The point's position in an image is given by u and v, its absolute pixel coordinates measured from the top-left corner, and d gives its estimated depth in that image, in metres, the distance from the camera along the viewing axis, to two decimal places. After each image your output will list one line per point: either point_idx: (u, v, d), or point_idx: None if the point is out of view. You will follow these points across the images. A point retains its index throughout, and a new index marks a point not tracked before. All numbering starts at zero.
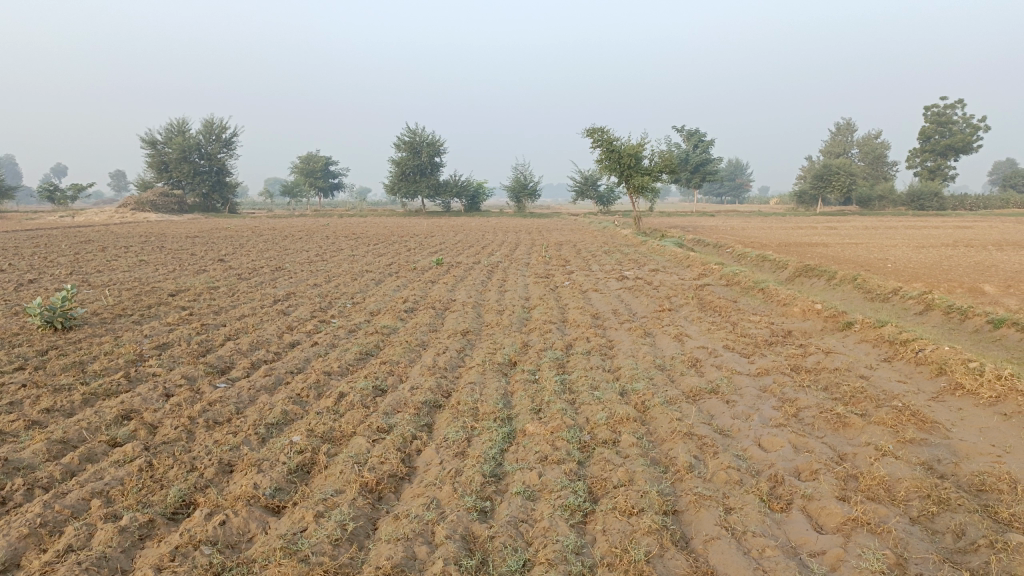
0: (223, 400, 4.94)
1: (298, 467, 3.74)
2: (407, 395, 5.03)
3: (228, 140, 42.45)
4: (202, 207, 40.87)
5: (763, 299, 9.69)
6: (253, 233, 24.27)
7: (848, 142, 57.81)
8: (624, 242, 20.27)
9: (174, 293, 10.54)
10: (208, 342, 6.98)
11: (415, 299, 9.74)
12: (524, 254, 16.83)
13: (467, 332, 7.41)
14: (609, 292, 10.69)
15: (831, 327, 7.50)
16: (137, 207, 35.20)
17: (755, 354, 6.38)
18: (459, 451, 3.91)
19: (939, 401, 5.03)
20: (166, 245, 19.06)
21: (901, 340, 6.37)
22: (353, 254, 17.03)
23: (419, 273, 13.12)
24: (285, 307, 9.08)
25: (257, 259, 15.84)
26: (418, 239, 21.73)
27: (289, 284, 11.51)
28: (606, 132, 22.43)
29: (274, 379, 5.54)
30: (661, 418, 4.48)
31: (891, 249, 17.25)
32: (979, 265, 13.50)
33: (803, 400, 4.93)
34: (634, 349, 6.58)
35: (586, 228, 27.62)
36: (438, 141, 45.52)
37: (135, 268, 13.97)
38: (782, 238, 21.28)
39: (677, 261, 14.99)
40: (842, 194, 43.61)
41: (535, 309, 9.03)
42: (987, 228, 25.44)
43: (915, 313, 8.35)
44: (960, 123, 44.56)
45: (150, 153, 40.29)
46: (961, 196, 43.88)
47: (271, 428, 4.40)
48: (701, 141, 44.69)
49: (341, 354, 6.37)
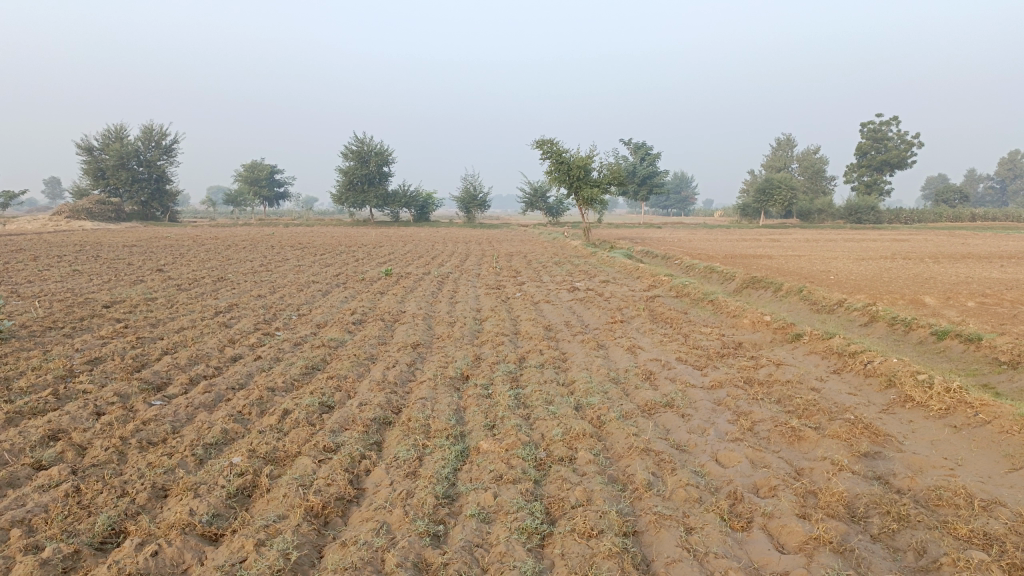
0: (158, 419, 4.67)
1: (238, 491, 3.53)
2: (355, 411, 4.84)
3: (169, 147, 41.37)
4: (141, 216, 39.66)
5: (713, 310, 9.75)
6: (195, 242, 23.60)
7: (789, 157, 59.42)
8: (574, 253, 20.37)
9: (109, 304, 10.09)
10: (144, 356, 6.64)
11: (363, 311, 9.51)
12: (474, 266, 16.70)
13: (418, 345, 7.23)
14: (561, 303, 10.65)
15: (781, 339, 7.56)
16: (72, 215, 33.97)
17: (708, 366, 6.36)
18: (410, 471, 3.75)
19: (890, 413, 5.07)
20: (102, 254, 18.38)
21: (849, 352, 6.44)
22: (299, 264, 16.67)
23: (367, 284, 12.88)
24: (228, 320, 8.77)
25: (199, 269, 15.36)
26: (366, 249, 21.41)
27: (233, 296, 11.14)
28: (555, 144, 22.50)
29: (214, 396, 5.28)
30: (616, 433, 4.40)
31: (832, 262, 17.66)
32: (918, 277, 13.88)
33: (757, 413, 4.91)
34: (588, 362, 6.50)
35: (535, 238, 27.69)
36: (386, 150, 45.20)
37: (68, 278, 13.38)
38: (728, 250, 21.63)
39: (627, 272, 15.07)
40: (783, 208, 44.67)
41: (486, 321, 8.90)
42: (921, 241, 26.30)
43: (860, 324, 8.50)
44: (895, 140, 46.20)
45: (86, 159, 38.96)
46: (896, 210, 45.37)
47: (210, 448, 4.16)
48: (648, 154, 45.33)
49: (286, 368, 6.13)
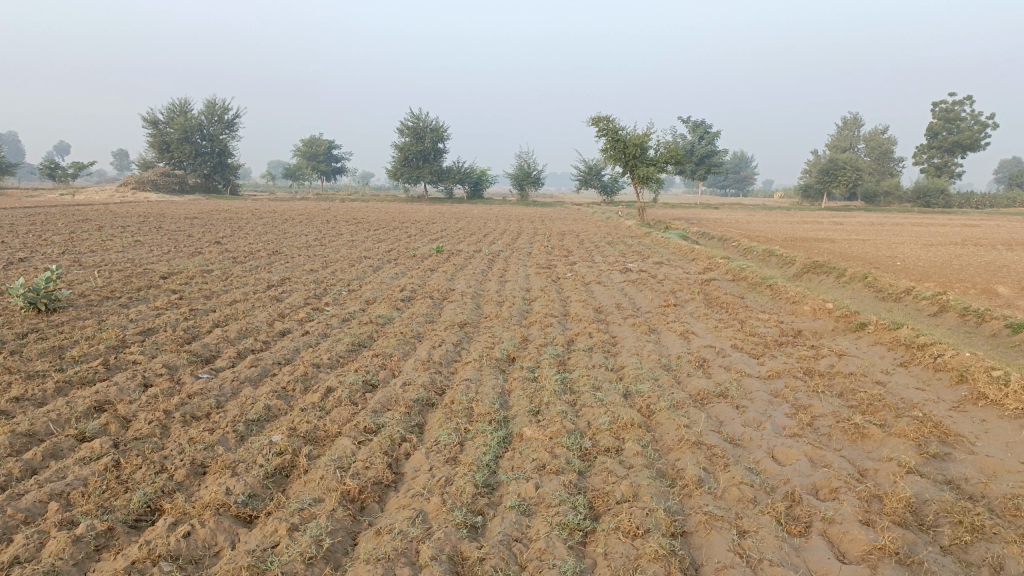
0: (203, 393, 4.66)
1: (275, 471, 3.47)
2: (398, 392, 4.76)
3: (231, 121, 42.12)
4: (203, 188, 40.56)
5: (771, 295, 9.40)
6: (252, 215, 23.98)
7: (855, 137, 57.37)
8: (628, 233, 20.02)
9: (166, 275, 10.26)
10: (194, 329, 6.69)
11: (413, 288, 9.45)
12: (526, 244, 16.52)
13: (465, 325, 7.12)
14: (613, 284, 10.41)
15: (843, 328, 7.21)
16: (138, 186, 34.92)
17: (765, 355, 6.10)
18: (451, 456, 3.64)
19: (960, 411, 4.76)
20: (163, 226, 18.79)
21: (918, 344, 6.09)
22: (352, 238, 16.75)
23: (418, 260, 12.85)
24: (279, 293, 8.81)
25: (255, 242, 15.57)
26: (419, 225, 21.41)
27: (285, 269, 11.22)
28: (611, 121, 22.06)
29: (260, 371, 5.26)
30: (666, 424, 4.20)
31: (899, 247, 16.92)
32: (991, 266, 13.18)
33: (817, 407, 4.65)
34: (639, 347, 6.29)
35: (589, 217, 27.34)
36: (442, 126, 45.16)
37: (129, 248, 13.69)
38: (788, 232, 20.95)
39: (682, 254, 14.70)
40: (848, 189, 43.17)
41: (536, 301, 8.73)
42: (995, 226, 25.06)
43: (928, 314, 8.07)
44: (969, 120, 44.14)
45: (152, 133, 39.93)
46: (968, 194, 43.44)
47: (252, 425, 4.13)
48: (707, 133, 44.23)
49: (332, 345, 6.09)
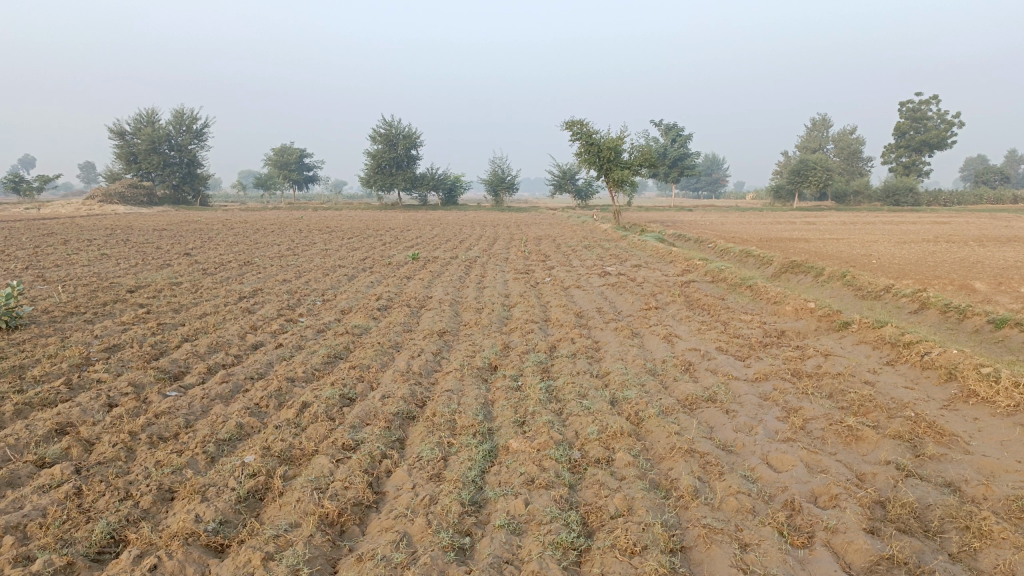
0: (170, 412, 4.44)
1: (249, 494, 3.27)
2: (377, 405, 4.57)
3: (200, 131, 41.54)
4: (173, 199, 39.88)
5: (752, 296, 9.34)
6: (222, 225, 23.54)
7: (824, 138, 58.08)
8: (604, 236, 19.96)
9: (133, 289, 9.95)
10: (163, 344, 6.43)
11: (389, 297, 9.25)
12: (502, 250, 16.37)
13: (444, 333, 6.95)
14: (592, 288, 10.30)
15: (827, 328, 7.14)
16: (105, 199, 34.21)
17: (751, 357, 6.00)
18: (435, 473, 3.46)
19: (952, 410, 4.68)
20: (132, 238, 18.33)
21: (904, 342, 6.02)
22: (326, 248, 16.48)
23: (394, 268, 12.65)
24: (251, 305, 8.56)
25: (226, 253, 15.24)
26: (394, 233, 21.19)
27: (258, 280, 10.94)
28: (585, 125, 22.02)
29: (231, 387, 5.04)
30: (657, 432, 4.07)
31: (873, 245, 17.04)
32: (965, 262, 13.26)
33: (808, 410, 4.55)
34: (623, 352, 6.16)
35: (564, 222, 27.27)
36: (414, 133, 44.88)
37: (96, 262, 13.30)
38: (762, 233, 21.05)
39: (659, 257, 14.63)
40: (819, 189, 43.61)
41: (515, 307, 8.57)
42: (965, 223, 25.43)
43: (909, 312, 8.04)
44: (935, 119, 44.85)
45: (119, 144, 39.19)
46: (935, 192, 44.11)
47: (223, 445, 3.92)
48: (679, 136, 44.42)
49: (307, 358, 5.88)
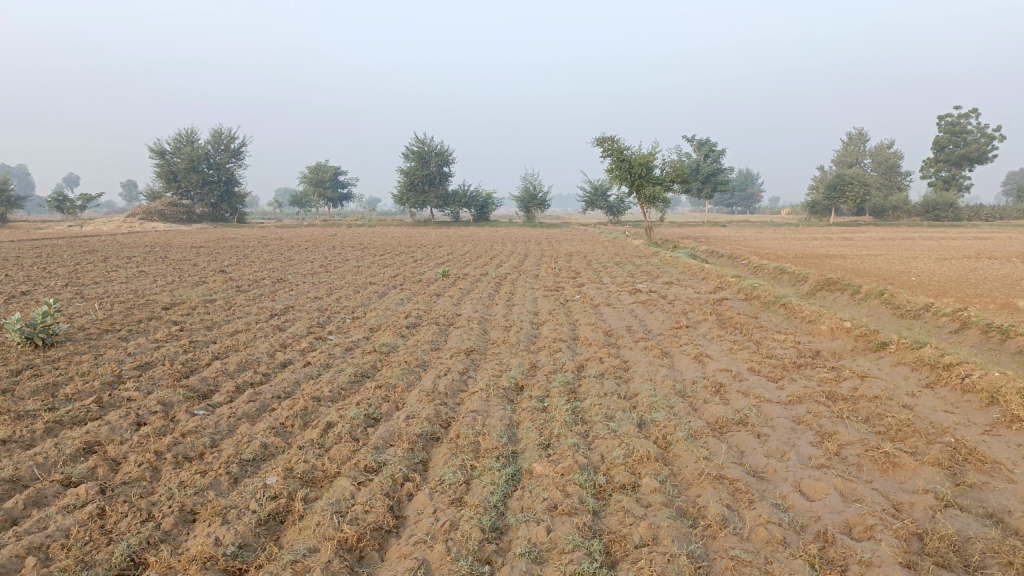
0: (197, 432, 4.46)
1: (269, 517, 3.25)
2: (401, 426, 4.54)
3: (237, 150, 42.33)
4: (211, 217, 40.62)
5: (786, 315, 9.16)
6: (258, 243, 23.86)
7: (861, 152, 57.24)
8: (636, 253, 19.82)
9: (168, 306, 10.10)
10: (193, 362, 6.49)
11: (418, 314, 9.25)
12: (533, 266, 16.35)
13: (472, 352, 6.91)
14: (622, 306, 10.21)
15: (863, 348, 6.96)
16: (145, 217, 34.95)
17: (783, 378, 5.86)
18: (456, 497, 3.41)
19: (994, 435, 4.50)
20: (169, 255, 18.66)
21: (944, 364, 5.84)
22: (358, 265, 16.60)
23: (424, 285, 12.66)
24: (282, 323, 8.62)
25: (260, 270, 15.43)
26: (425, 250, 21.27)
27: (289, 297, 11.03)
28: (616, 141, 21.97)
29: (258, 406, 5.05)
30: (685, 456, 3.97)
31: (911, 262, 16.69)
32: (1008, 279, 12.88)
33: (843, 435, 4.41)
34: (652, 372, 6.06)
35: (596, 238, 27.15)
36: (446, 150, 45.21)
37: (133, 279, 13.54)
38: (797, 249, 20.73)
39: (691, 274, 14.47)
40: (856, 205, 42.92)
41: (544, 326, 8.51)
42: (1008, 239, 24.79)
43: (950, 332, 7.81)
44: (976, 132, 43.96)
45: (159, 163, 40.06)
46: (977, 206, 43.12)
47: (247, 466, 3.92)
48: (712, 151, 44.09)
49: (334, 376, 5.88)
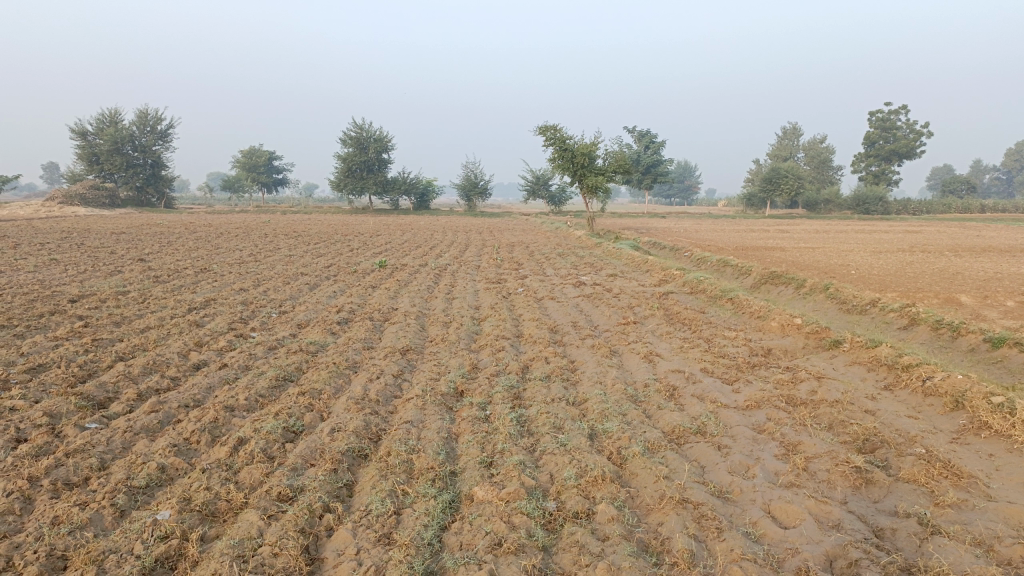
0: (84, 452, 3.85)
1: (157, 563, 2.72)
2: (325, 441, 4.01)
3: (164, 132, 40.46)
4: (137, 202, 38.78)
5: (733, 309, 8.93)
6: (185, 229, 22.71)
7: (795, 146, 58.50)
8: (578, 244, 19.53)
9: (76, 298, 9.25)
10: (92, 364, 5.80)
11: (351, 309, 8.68)
12: (473, 257, 15.85)
13: (407, 351, 6.40)
14: (566, 300, 9.84)
15: (815, 346, 6.71)
16: (65, 201, 33.07)
17: (738, 380, 5.54)
18: (385, 533, 2.92)
19: (963, 444, 4.25)
20: (86, 243, 17.47)
21: (902, 365, 5.60)
22: (291, 254, 15.80)
23: (359, 277, 12.03)
24: (200, 318, 7.91)
25: (183, 259, 14.50)
26: (362, 239, 20.47)
27: (212, 289, 10.29)
28: (558, 130, 21.59)
29: (161, 419, 4.44)
30: (642, 476, 3.56)
31: (849, 255, 16.81)
32: (944, 273, 13.00)
33: (808, 447, 4.08)
34: (601, 374, 5.66)
35: (537, 228, 26.73)
36: (386, 137, 44.21)
37: (43, 268, 12.51)
38: (737, 241, 20.78)
39: (634, 266, 14.19)
40: (790, 198, 43.72)
41: (486, 321, 8.05)
42: (937, 233, 25.44)
43: (898, 328, 7.67)
44: (905, 129, 45.32)
45: (80, 144, 37.89)
46: (905, 201, 44.46)
47: (138, 495, 3.35)
48: (653, 142, 44.21)
49: (252, 381, 5.29)
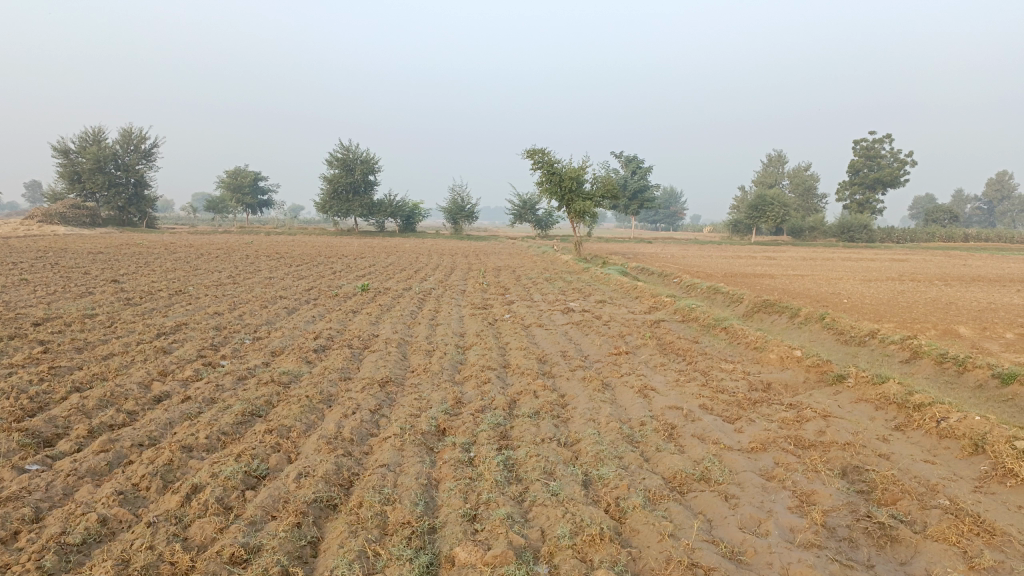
0: (17, 499, 3.41)
1: None
2: (290, 488, 3.60)
3: (148, 151, 39.98)
4: (118, 221, 38.12)
5: (728, 339, 8.59)
6: (165, 249, 22.21)
7: (780, 174, 58.83)
8: (566, 268, 19.24)
9: (39, 321, 8.77)
10: (44, 395, 5.34)
11: (330, 335, 8.27)
12: (459, 281, 15.49)
13: (386, 383, 5.99)
14: (555, 328, 9.49)
15: (818, 381, 6.37)
16: (44, 219, 32.42)
17: (741, 419, 5.17)
18: None
19: (989, 494, 3.89)
20: (60, 262, 16.94)
21: (914, 404, 5.25)
22: (271, 276, 15.35)
23: (340, 301, 11.61)
24: (168, 345, 7.46)
25: (158, 280, 14.01)
26: (345, 261, 20.10)
27: (185, 313, 9.82)
28: (546, 153, 21.34)
29: (111, 460, 4.02)
30: (645, 534, 3.17)
31: (839, 283, 16.57)
32: (938, 303, 12.75)
33: (824, 498, 3.71)
34: (594, 410, 5.27)
35: (524, 252, 26.43)
36: (373, 159, 43.92)
37: (10, 289, 11.98)
38: (725, 267, 20.53)
39: (624, 292, 13.88)
40: (775, 225, 43.74)
41: (471, 350, 7.67)
42: (924, 261, 25.36)
43: (900, 361, 7.34)
44: (889, 157, 45.61)
45: (62, 163, 37.30)
46: (889, 229, 44.61)
47: (72, 554, 2.93)
48: (639, 168, 44.17)
49: (217, 417, 4.86)
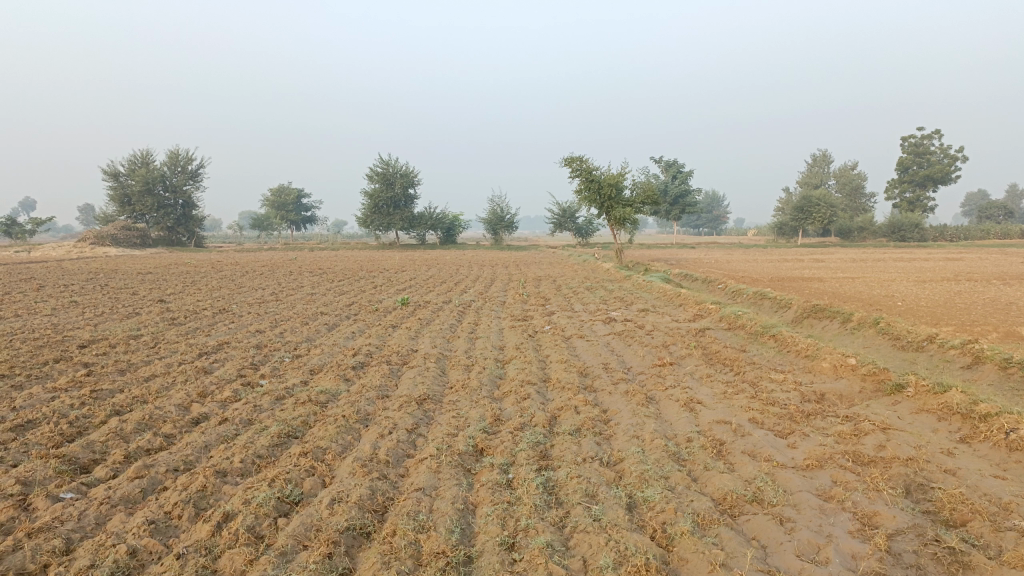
0: (50, 530, 3.36)
1: None
2: (323, 515, 3.49)
3: (194, 172, 40.88)
4: (167, 241, 38.97)
5: (777, 347, 8.30)
6: (211, 268, 22.57)
7: (825, 174, 57.63)
8: (607, 276, 19.01)
9: (86, 343, 8.89)
10: (85, 419, 5.35)
11: (369, 351, 8.20)
12: (500, 293, 15.37)
13: (425, 400, 5.87)
14: (596, 338, 9.30)
15: (874, 391, 6.06)
16: (96, 241, 33.29)
17: (793, 433, 4.91)
18: None
19: None
20: (110, 283, 17.30)
21: (980, 415, 4.94)
22: (313, 292, 15.44)
23: (380, 316, 11.58)
24: (209, 364, 7.46)
25: (203, 299, 14.19)
26: (386, 275, 20.18)
27: (227, 332, 9.87)
28: (584, 161, 21.18)
29: (145, 487, 3.96)
30: (694, 563, 2.98)
31: (891, 284, 16.03)
32: (997, 304, 12.21)
33: (888, 520, 3.47)
34: (638, 426, 5.07)
35: (565, 261, 26.27)
36: (412, 172, 44.22)
37: (61, 311, 12.24)
38: (771, 271, 20.07)
39: (667, 299, 13.59)
40: (822, 226, 42.77)
41: (510, 364, 7.52)
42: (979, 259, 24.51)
43: (962, 367, 6.97)
44: (939, 154, 44.33)
45: (113, 186, 38.31)
46: (941, 227, 43.30)
47: None
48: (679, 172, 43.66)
49: (253, 439, 4.79)
